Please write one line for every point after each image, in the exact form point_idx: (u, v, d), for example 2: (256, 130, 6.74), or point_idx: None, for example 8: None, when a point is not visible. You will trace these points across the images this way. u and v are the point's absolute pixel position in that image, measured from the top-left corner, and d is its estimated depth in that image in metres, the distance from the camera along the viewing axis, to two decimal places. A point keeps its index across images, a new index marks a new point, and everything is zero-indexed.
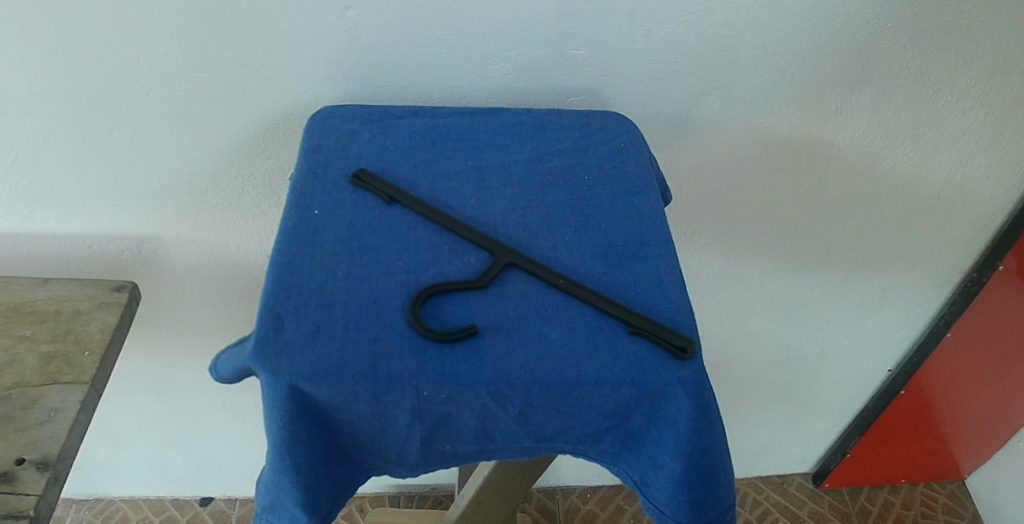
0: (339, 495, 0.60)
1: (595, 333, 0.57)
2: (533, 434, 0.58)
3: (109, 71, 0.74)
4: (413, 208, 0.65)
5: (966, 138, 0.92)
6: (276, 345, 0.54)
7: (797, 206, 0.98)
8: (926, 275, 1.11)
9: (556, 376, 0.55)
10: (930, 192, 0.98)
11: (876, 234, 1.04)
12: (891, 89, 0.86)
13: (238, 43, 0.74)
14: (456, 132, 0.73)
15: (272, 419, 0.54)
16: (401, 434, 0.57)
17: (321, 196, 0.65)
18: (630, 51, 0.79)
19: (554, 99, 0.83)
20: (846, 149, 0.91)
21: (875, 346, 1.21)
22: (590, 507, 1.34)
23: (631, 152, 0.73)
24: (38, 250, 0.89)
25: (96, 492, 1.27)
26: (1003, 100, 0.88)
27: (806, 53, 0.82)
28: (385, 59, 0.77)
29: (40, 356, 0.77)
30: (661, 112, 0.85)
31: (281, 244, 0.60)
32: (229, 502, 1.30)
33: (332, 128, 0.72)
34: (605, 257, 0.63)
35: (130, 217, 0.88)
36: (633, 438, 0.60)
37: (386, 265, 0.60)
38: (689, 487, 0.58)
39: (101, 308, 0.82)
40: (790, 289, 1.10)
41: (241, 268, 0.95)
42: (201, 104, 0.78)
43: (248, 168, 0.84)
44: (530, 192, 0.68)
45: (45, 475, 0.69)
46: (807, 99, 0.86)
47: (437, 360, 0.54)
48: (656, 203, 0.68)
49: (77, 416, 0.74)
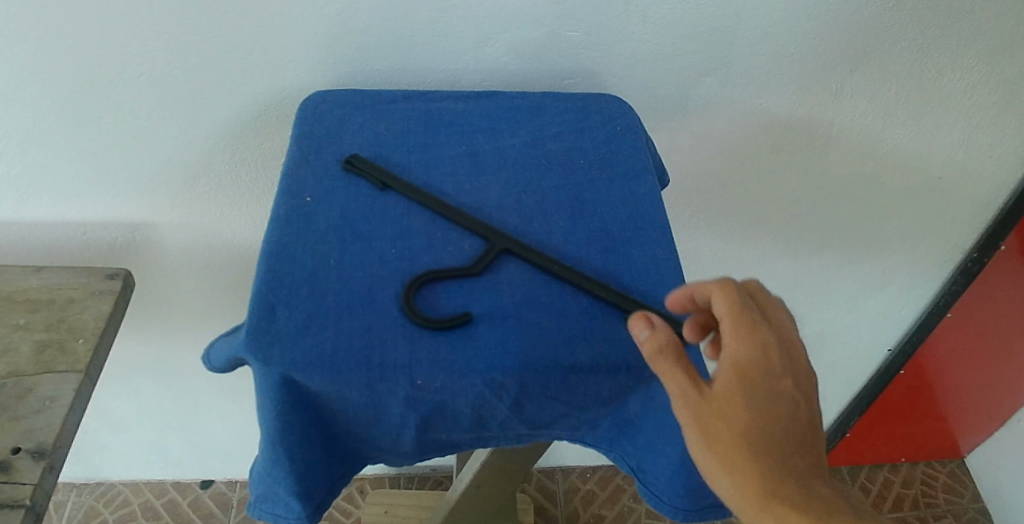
0: (334, 483, 0.60)
1: (591, 321, 0.57)
2: (529, 421, 0.58)
3: (99, 57, 0.73)
4: (406, 194, 0.64)
5: (968, 116, 0.91)
6: (268, 334, 0.53)
7: (796, 186, 0.97)
8: (927, 255, 1.09)
9: (552, 362, 0.54)
10: (932, 171, 0.97)
11: (876, 214, 1.03)
12: (893, 69, 0.85)
13: (230, 28, 0.73)
14: (451, 116, 0.72)
15: (264, 407, 0.54)
16: (396, 423, 0.56)
17: (313, 183, 0.64)
18: (627, 31, 0.78)
19: (550, 81, 0.82)
20: (845, 129, 0.90)
21: (875, 326, 1.21)
22: (590, 487, 1.35)
23: (628, 135, 0.72)
24: (32, 237, 0.89)
25: (98, 477, 1.28)
26: (1006, 78, 0.87)
27: (805, 32, 0.80)
28: (377, 42, 0.76)
29: (34, 344, 0.77)
30: (658, 93, 0.84)
31: (272, 232, 0.59)
32: (229, 485, 1.30)
33: (323, 112, 0.71)
34: (602, 241, 0.63)
35: (124, 203, 0.87)
36: (630, 424, 0.59)
37: (380, 252, 0.60)
38: (687, 473, 0.59)
39: (95, 295, 0.82)
40: (790, 268, 1.09)
41: (236, 252, 0.95)
42: (192, 89, 0.77)
43: (240, 153, 0.84)
44: (526, 177, 0.67)
45: (40, 464, 0.69)
46: (806, 80, 0.85)
47: (431, 348, 0.54)
48: (652, 187, 0.67)
49: (72, 404, 0.74)
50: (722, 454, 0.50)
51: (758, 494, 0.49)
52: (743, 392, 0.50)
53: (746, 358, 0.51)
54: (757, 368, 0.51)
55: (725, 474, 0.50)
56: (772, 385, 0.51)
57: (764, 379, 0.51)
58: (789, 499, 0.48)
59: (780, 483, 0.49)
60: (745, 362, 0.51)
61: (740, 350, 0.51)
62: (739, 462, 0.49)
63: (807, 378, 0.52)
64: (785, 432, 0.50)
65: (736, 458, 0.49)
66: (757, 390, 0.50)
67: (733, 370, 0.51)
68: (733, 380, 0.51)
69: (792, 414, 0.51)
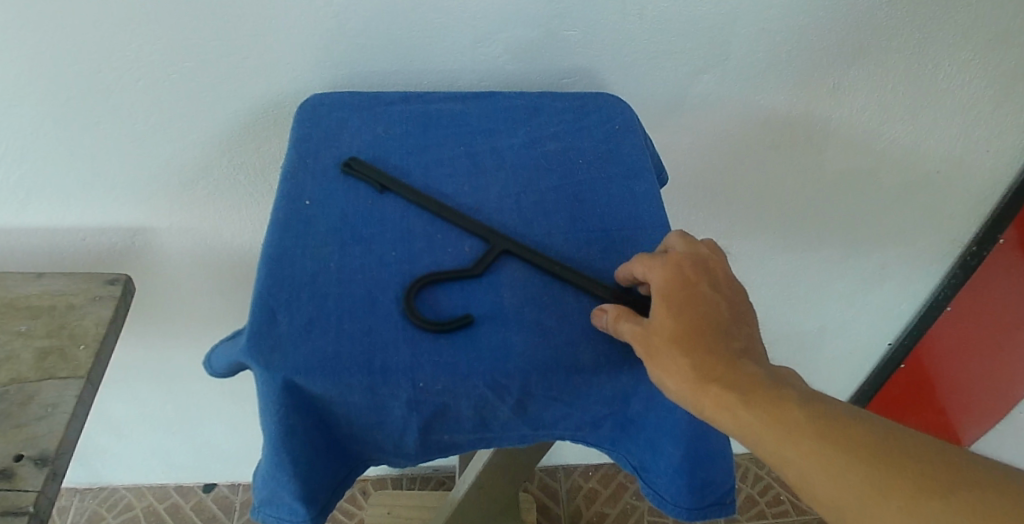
0: (338, 486, 0.61)
1: (592, 321, 0.57)
2: (532, 422, 0.58)
3: (96, 63, 0.73)
4: (406, 196, 0.64)
5: (965, 110, 0.91)
6: (269, 339, 0.53)
7: (794, 182, 0.97)
8: (926, 249, 1.09)
9: (553, 363, 0.54)
10: (930, 165, 0.97)
11: (874, 209, 1.03)
12: (890, 64, 0.85)
13: (227, 32, 0.73)
14: (448, 117, 0.72)
15: (267, 412, 0.54)
16: (398, 426, 0.56)
17: (312, 186, 0.64)
18: (624, 30, 0.78)
19: (548, 81, 0.82)
20: (843, 125, 0.90)
21: (875, 320, 1.21)
22: (592, 485, 1.35)
23: (626, 134, 0.72)
24: (31, 244, 0.89)
25: (100, 482, 1.28)
26: (1004, 72, 0.87)
27: (802, 29, 0.80)
28: (374, 44, 0.76)
29: (35, 351, 0.77)
30: (656, 91, 0.84)
31: (272, 236, 0.59)
32: (232, 488, 1.30)
33: (321, 115, 0.71)
34: (602, 241, 0.63)
35: (122, 208, 0.87)
36: (632, 423, 0.59)
37: (380, 255, 0.60)
38: (690, 471, 0.59)
39: (95, 301, 0.82)
40: (789, 263, 1.09)
41: (236, 256, 0.95)
42: (189, 94, 0.77)
43: (239, 158, 0.84)
44: (525, 177, 0.67)
45: (44, 471, 0.69)
46: (804, 76, 0.85)
47: (433, 351, 0.54)
48: (652, 185, 0.67)
49: (74, 411, 0.74)
50: (659, 355, 0.52)
51: (697, 385, 0.51)
52: (673, 301, 0.54)
53: (668, 272, 0.55)
54: (681, 283, 0.55)
55: (664, 371, 0.52)
56: (694, 292, 0.55)
57: (688, 290, 0.55)
58: (725, 383, 0.51)
59: (715, 369, 0.52)
60: (668, 276, 0.55)
61: (663, 267, 0.55)
62: (675, 355, 0.52)
63: (725, 286, 0.57)
64: (716, 329, 0.53)
65: (672, 353, 0.52)
66: (682, 298, 0.54)
67: (658, 288, 0.54)
68: (660, 292, 0.54)
69: (717, 312, 0.54)
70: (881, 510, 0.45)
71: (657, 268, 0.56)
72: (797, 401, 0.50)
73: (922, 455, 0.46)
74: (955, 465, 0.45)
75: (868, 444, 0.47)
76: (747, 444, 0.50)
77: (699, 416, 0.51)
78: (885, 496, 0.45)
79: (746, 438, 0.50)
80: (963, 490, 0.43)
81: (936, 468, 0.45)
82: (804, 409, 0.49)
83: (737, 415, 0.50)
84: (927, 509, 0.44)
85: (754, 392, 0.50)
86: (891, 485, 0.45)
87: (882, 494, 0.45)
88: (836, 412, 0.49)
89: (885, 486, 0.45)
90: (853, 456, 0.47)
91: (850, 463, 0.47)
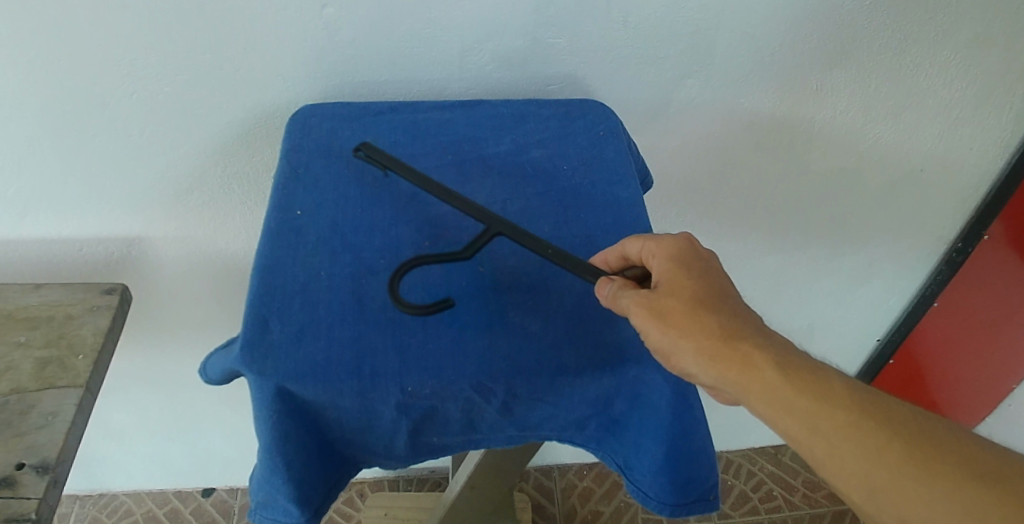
0: (332, 488, 0.62)
1: (575, 324, 0.58)
2: (518, 423, 0.60)
3: (92, 78, 0.74)
4: (404, 177, 0.65)
5: (946, 110, 0.92)
6: (262, 347, 0.55)
7: (779, 183, 0.99)
8: (911, 246, 1.11)
9: (537, 366, 0.56)
10: (914, 164, 0.99)
11: (859, 207, 1.04)
12: (872, 66, 0.87)
13: (221, 45, 0.74)
14: (436, 126, 0.74)
15: (260, 417, 0.55)
16: (388, 428, 0.58)
17: (302, 196, 0.66)
18: (608, 37, 0.80)
19: (535, 87, 0.83)
20: (826, 127, 0.92)
21: (862, 317, 1.23)
22: (587, 483, 1.37)
23: (610, 140, 0.73)
24: (29, 255, 0.90)
25: (99, 488, 1.29)
26: (983, 72, 0.89)
27: (783, 33, 0.82)
28: (363, 54, 0.77)
29: (35, 362, 0.79)
30: (642, 96, 0.86)
31: (264, 246, 0.61)
32: (230, 492, 1.32)
33: (312, 126, 0.72)
34: (585, 246, 0.65)
35: (118, 219, 0.89)
36: (616, 423, 0.61)
37: (369, 262, 0.61)
38: (672, 470, 0.61)
39: (93, 311, 0.83)
40: (776, 262, 1.11)
41: (230, 263, 0.96)
42: (183, 105, 0.78)
43: (233, 167, 0.85)
44: (510, 184, 0.69)
45: (45, 478, 0.71)
46: (787, 79, 0.87)
47: (420, 356, 0.56)
48: (634, 190, 0.69)
49: (74, 419, 0.75)
50: (681, 321, 0.53)
51: (722, 351, 0.53)
52: (691, 274, 0.56)
53: (680, 247, 0.57)
54: (694, 259, 0.57)
55: (686, 335, 0.53)
56: (705, 266, 0.57)
57: (701, 265, 0.57)
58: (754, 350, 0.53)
59: (740, 336, 0.53)
60: (682, 250, 0.57)
61: (676, 243, 0.58)
62: (699, 321, 0.53)
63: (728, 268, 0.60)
64: (733, 302, 0.56)
65: (695, 320, 0.53)
66: (697, 271, 0.56)
67: (676, 262, 0.56)
68: (677, 264, 0.56)
69: (730, 286, 0.57)
70: (913, 483, 0.49)
71: (668, 242, 0.58)
72: (824, 374, 0.52)
73: (944, 438, 0.50)
74: (976, 450, 0.50)
75: (897, 423, 0.51)
76: (773, 410, 0.52)
77: (723, 378, 0.52)
78: (920, 475, 0.49)
79: (774, 405, 0.52)
80: (988, 472, 0.48)
81: (961, 450, 0.49)
82: (834, 381, 0.52)
83: (767, 381, 0.52)
84: (956, 490, 0.48)
85: (782, 360, 0.52)
86: (923, 464, 0.49)
87: (912, 470, 0.49)
88: (861, 389, 0.52)
89: (919, 467, 0.49)
90: (886, 433, 0.50)
91: (884, 440, 0.50)
